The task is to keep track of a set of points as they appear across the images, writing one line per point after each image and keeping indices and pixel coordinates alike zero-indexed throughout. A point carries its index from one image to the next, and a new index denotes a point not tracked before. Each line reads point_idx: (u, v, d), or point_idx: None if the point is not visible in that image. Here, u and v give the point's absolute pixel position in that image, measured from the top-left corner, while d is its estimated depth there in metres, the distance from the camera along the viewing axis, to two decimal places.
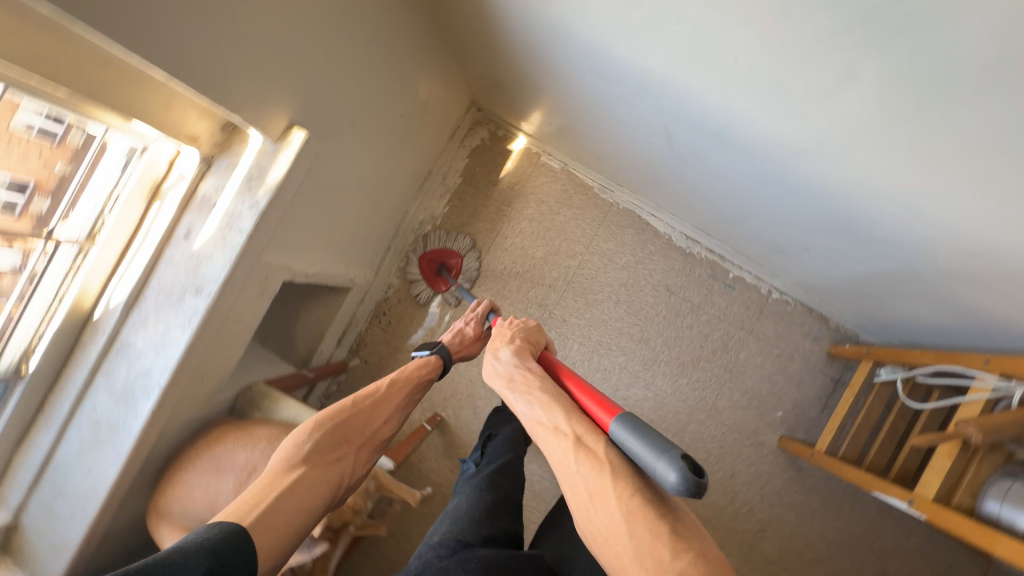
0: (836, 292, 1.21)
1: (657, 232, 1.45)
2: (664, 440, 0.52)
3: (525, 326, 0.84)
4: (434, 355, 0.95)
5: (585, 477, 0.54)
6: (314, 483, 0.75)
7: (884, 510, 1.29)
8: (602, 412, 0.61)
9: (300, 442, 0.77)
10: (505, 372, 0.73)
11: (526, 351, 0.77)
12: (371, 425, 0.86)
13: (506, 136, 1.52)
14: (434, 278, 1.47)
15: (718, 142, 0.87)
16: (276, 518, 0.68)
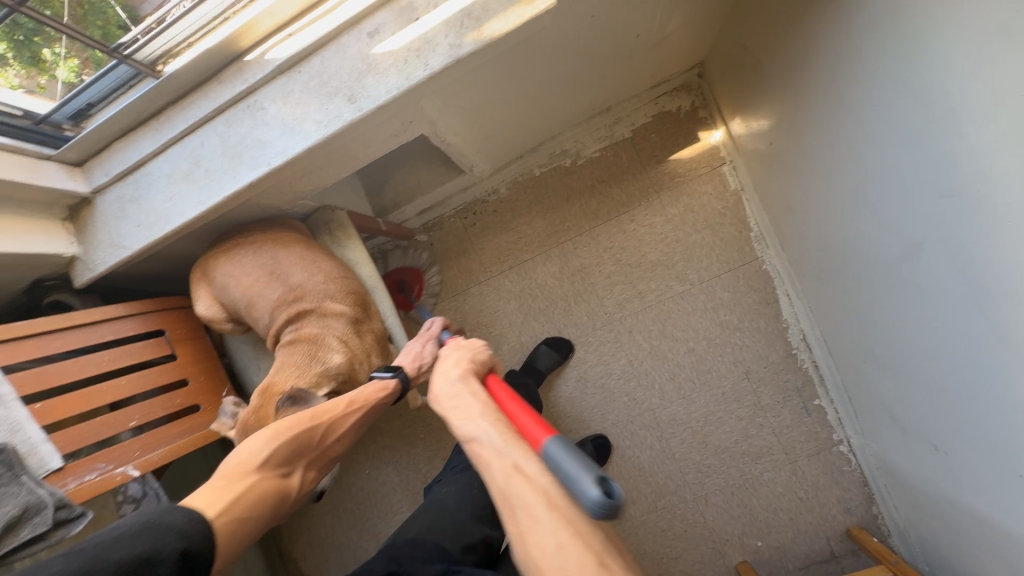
0: (915, 495, 1.07)
1: (779, 314, 1.28)
2: (581, 454, 0.50)
3: (472, 346, 0.79)
4: (395, 379, 0.81)
5: (518, 500, 0.51)
6: (267, 492, 0.65)
7: None
8: (533, 425, 0.58)
9: (256, 448, 0.67)
10: (448, 398, 0.67)
11: (472, 373, 0.72)
12: (329, 438, 0.75)
13: (705, 120, 1.29)
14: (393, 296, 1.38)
15: (967, 299, 0.68)
16: (239, 521, 0.60)
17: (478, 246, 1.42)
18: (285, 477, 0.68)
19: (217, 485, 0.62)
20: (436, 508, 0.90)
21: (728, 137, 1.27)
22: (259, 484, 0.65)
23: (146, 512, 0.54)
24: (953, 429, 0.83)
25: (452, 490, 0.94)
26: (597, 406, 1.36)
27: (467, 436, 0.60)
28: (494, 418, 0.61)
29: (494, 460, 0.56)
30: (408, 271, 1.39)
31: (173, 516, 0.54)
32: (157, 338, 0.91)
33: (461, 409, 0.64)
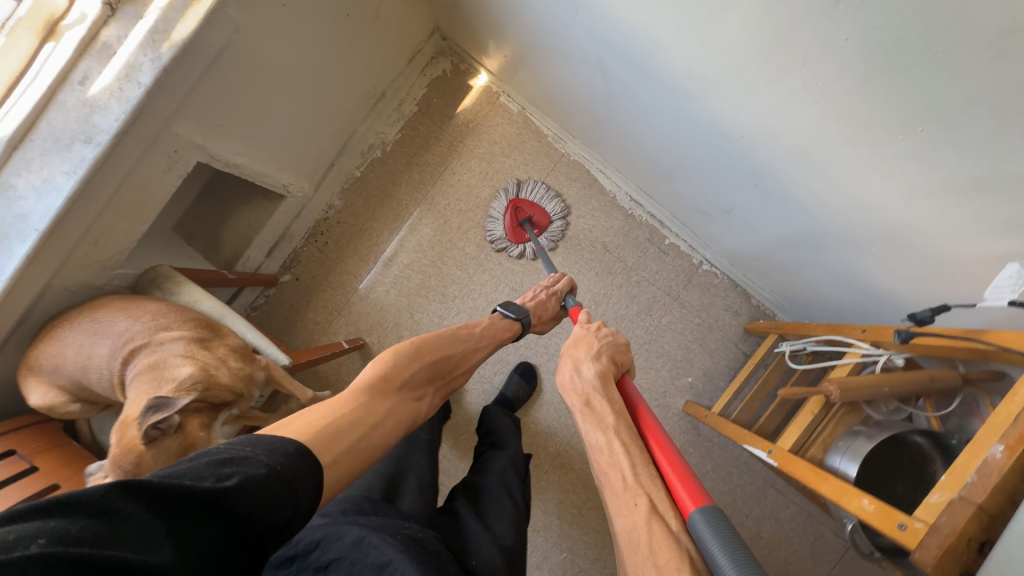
0: (756, 265, 1.25)
1: (603, 189, 1.46)
2: (756, 567, 0.48)
3: (614, 342, 0.86)
4: (519, 321, 1.01)
5: (642, 549, 0.54)
6: (402, 412, 0.75)
7: (768, 480, 1.39)
8: (676, 478, 0.59)
9: (400, 367, 0.78)
10: (582, 391, 0.76)
11: (609, 372, 0.79)
12: (455, 368, 0.89)
13: (468, 71, 1.49)
14: (514, 229, 1.41)
15: (644, 77, 0.86)
16: (370, 444, 0.67)
17: (339, 259, 1.49)
18: (417, 399, 0.80)
19: (359, 401, 0.70)
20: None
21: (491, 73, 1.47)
22: (396, 405, 0.75)
23: (281, 447, 0.54)
24: (720, 185, 1.01)
25: (377, 453, 0.94)
26: None
27: (599, 445, 0.67)
28: (623, 440, 0.66)
29: (620, 503, 0.60)
30: (539, 210, 1.42)
31: (289, 464, 0.52)
32: (10, 457, 0.86)
33: (593, 415, 0.71)
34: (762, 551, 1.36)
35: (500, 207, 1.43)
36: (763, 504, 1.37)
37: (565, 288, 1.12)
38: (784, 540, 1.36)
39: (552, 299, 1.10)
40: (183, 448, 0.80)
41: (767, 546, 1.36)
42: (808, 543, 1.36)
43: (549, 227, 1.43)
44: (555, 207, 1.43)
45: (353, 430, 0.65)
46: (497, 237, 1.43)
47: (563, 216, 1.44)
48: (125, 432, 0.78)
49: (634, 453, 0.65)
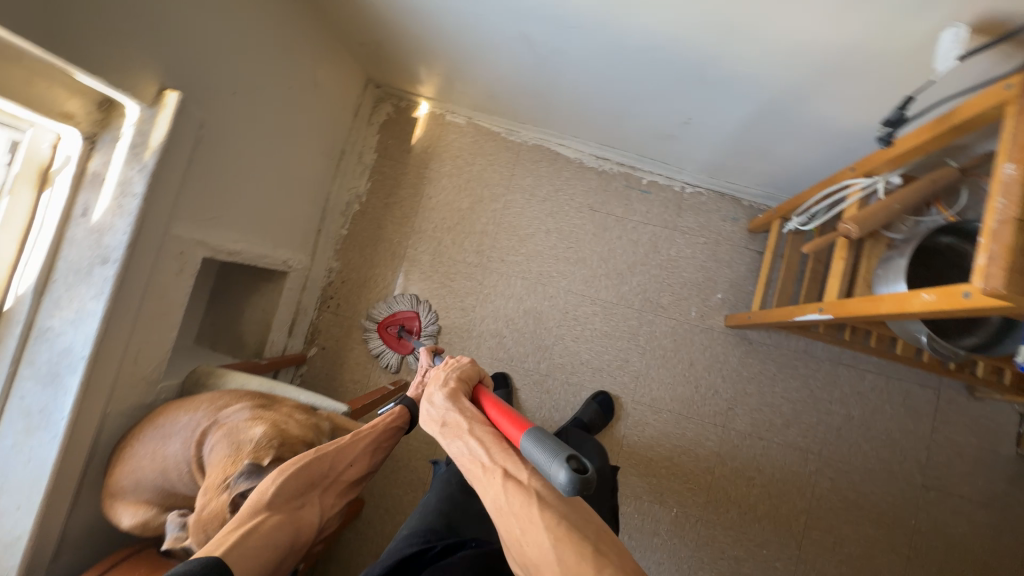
0: (732, 165, 1.31)
1: (569, 158, 1.53)
2: (559, 446, 0.57)
3: (460, 364, 0.87)
4: (401, 405, 0.97)
5: (512, 508, 0.62)
6: (279, 526, 0.74)
7: (835, 360, 1.38)
8: (512, 431, 0.67)
9: (266, 485, 0.74)
10: (438, 416, 0.76)
11: (460, 391, 0.79)
12: (339, 466, 0.83)
13: (409, 106, 1.59)
14: (398, 342, 1.48)
15: (563, 28, 0.95)
16: (253, 553, 0.69)
17: (356, 314, 1.54)
18: (299, 507, 0.77)
19: (229, 529, 0.70)
20: (419, 510, 0.97)
21: (430, 100, 1.56)
22: (269, 521, 0.73)
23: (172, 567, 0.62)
24: (672, 99, 1.08)
25: (432, 493, 1.01)
26: (536, 328, 1.47)
27: (460, 449, 0.70)
28: (477, 431, 0.71)
29: (486, 474, 0.66)
30: (402, 313, 1.49)
31: (188, 567, 0.63)
32: None
33: (451, 427, 0.73)
34: (859, 428, 1.35)
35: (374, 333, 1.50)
36: (839, 384, 1.36)
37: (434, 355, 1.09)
38: (875, 411, 1.35)
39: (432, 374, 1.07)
40: None
41: (862, 421, 1.35)
42: (899, 405, 1.35)
43: (424, 323, 1.48)
44: (406, 302, 1.50)
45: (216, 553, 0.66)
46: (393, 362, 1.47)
47: (429, 304, 1.50)
48: (208, 501, 0.77)
49: (486, 439, 0.70)
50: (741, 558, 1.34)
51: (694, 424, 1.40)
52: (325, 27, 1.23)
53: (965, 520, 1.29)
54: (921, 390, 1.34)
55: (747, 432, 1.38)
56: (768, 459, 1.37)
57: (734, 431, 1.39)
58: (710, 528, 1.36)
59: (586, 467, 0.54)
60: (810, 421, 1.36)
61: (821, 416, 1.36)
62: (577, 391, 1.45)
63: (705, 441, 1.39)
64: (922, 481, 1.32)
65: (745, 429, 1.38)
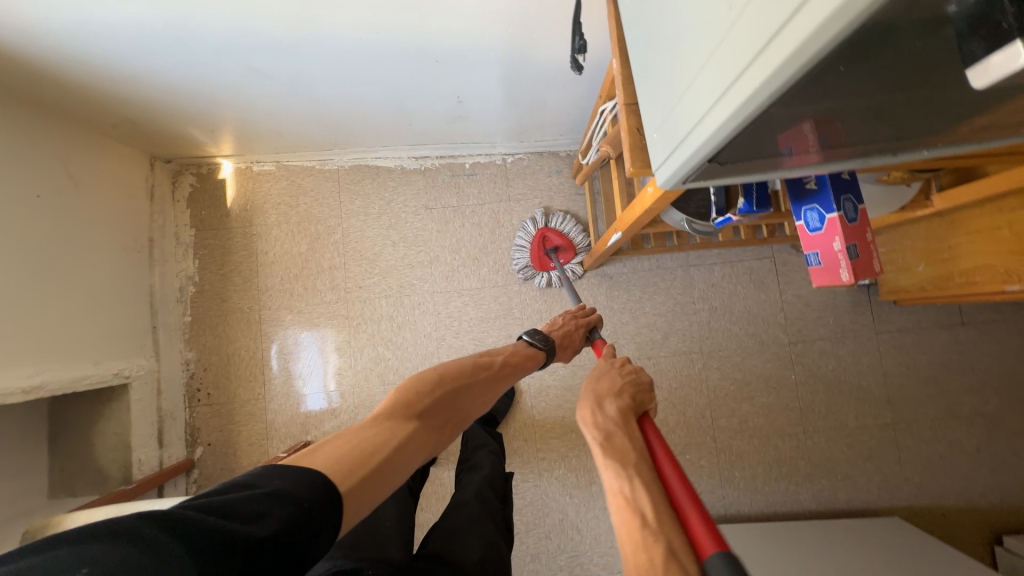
0: (528, 125, 1.37)
1: (390, 168, 1.53)
2: None
3: (638, 378, 0.77)
4: (541, 343, 1.03)
5: None
6: (423, 441, 0.75)
7: (687, 265, 1.49)
8: (694, 519, 0.49)
9: (421, 397, 0.79)
10: (603, 428, 0.65)
11: (632, 412, 0.68)
12: (473, 400, 0.87)
13: (211, 169, 1.51)
14: (542, 257, 1.44)
15: (284, 51, 0.94)
16: (383, 472, 0.66)
17: (232, 396, 1.45)
18: (435, 431, 0.79)
19: (379, 432, 0.71)
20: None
21: (230, 158, 1.49)
22: (420, 430, 0.76)
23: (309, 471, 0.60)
24: (433, 83, 1.11)
25: None
26: (416, 338, 1.46)
27: (621, 489, 0.54)
28: (650, 484, 0.55)
29: (645, 550, 0.47)
30: (564, 238, 1.44)
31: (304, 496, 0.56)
32: None
33: (619, 453, 0.60)
34: (725, 314, 1.47)
35: (528, 234, 1.45)
36: (696, 284, 1.48)
37: (594, 323, 1.13)
38: (732, 295, 1.48)
39: (576, 330, 1.11)
40: None
41: (724, 308, 1.48)
42: (749, 282, 1.48)
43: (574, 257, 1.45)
44: (579, 233, 1.46)
45: (374, 459, 0.66)
46: (526, 268, 1.45)
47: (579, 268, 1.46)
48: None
49: (655, 494, 0.53)
50: None
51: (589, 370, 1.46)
52: (57, 119, 1.13)
53: (831, 358, 1.45)
54: (761, 263, 1.49)
55: (636, 356, 1.46)
56: (662, 373, 1.45)
57: (625, 360, 1.46)
58: None
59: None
60: (683, 325, 1.47)
61: (691, 317, 1.47)
62: None
63: None
64: (788, 338, 1.46)
65: (633, 354, 1.45)
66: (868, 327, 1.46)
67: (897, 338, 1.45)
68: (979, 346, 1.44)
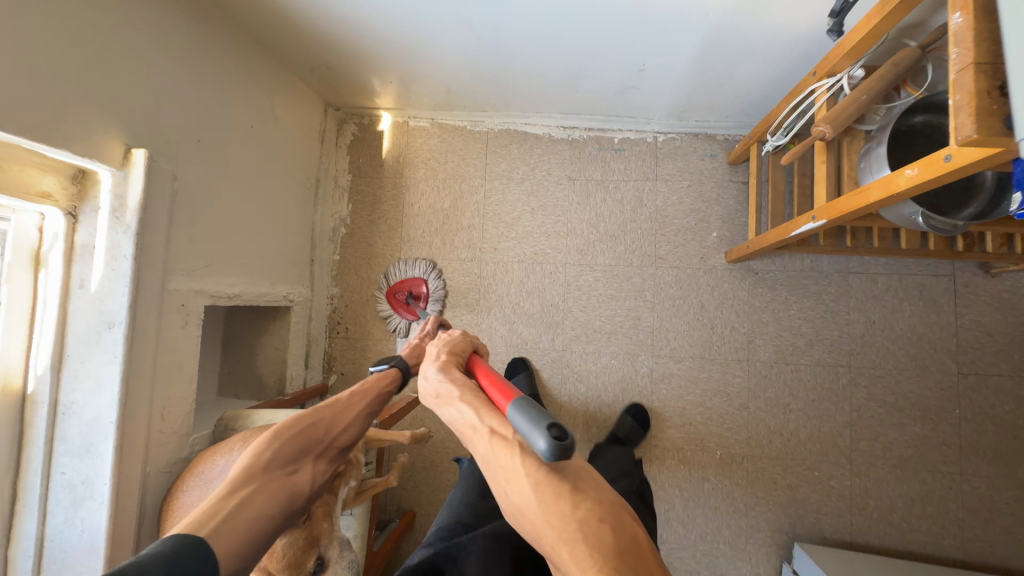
0: (698, 102, 1.30)
1: (537, 135, 1.54)
2: (541, 415, 0.53)
3: (450, 339, 0.83)
4: (394, 367, 0.90)
5: (497, 458, 0.56)
6: (272, 495, 0.65)
7: (845, 271, 1.37)
8: (502, 400, 0.63)
9: (256, 451, 0.67)
10: (433, 389, 0.70)
11: (453, 362, 0.75)
12: (333, 429, 0.77)
13: (371, 121, 1.60)
14: (403, 307, 1.51)
15: (500, 1, 0.96)
16: (244, 526, 0.59)
17: (368, 334, 1.56)
18: (291, 474, 0.69)
19: (214, 503, 0.59)
20: (449, 505, 1.01)
21: (391, 111, 1.57)
22: (264, 483, 0.65)
23: (162, 538, 0.51)
24: (625, 46, 1.08)
25: (457, 488, 1.07)
26: (542, 307, 1.48)
27: (453, 415, 0.64)
28: (463, 393, 0.66)
29: (474, 433, 0.60)
30: (410, 280, 1.51)
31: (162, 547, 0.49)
32: None
33: (445, 394, 0.68)
34: (883, 331, 1.34)
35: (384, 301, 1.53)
36: (853, 293, 1.36)
37: (437, 327, 1.04)
38: (895, 311, 1.34)
39: (428, 339, 1.00)
40: (307, 541, 0.77)
41: (884, 324, 1.34)
42: (919, 300, 1.33)
43: (431, 290, 1.51)
44: (422, 268, 1.52)
45: (213, 521, 0.56)
46: (399, 325, 1.51)
47: (443, 295, 1.51)
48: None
49: (469, 398, 0.64)
50: (794, 485, 1.33)
51: (718, 365, 1.40)
52: (270, 57, 1.24)
53: (1009, 399, 1.28)
54: (937, 281, 1.33)
55: (772, 360, 1.38)
56: (799, 382, 1.36)
57: (760, 362, 1.38)
58: (758, 463, 1.36)
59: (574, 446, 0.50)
60: (831, 335, 1.36)
61: (841, 328, 1.35)
62: (597, 358, 1.45)
63: (733, 378, 1.38)
64: (957, 368, 1.30)
65: (769, 357, 1.37)
66: None
67: None
68: None
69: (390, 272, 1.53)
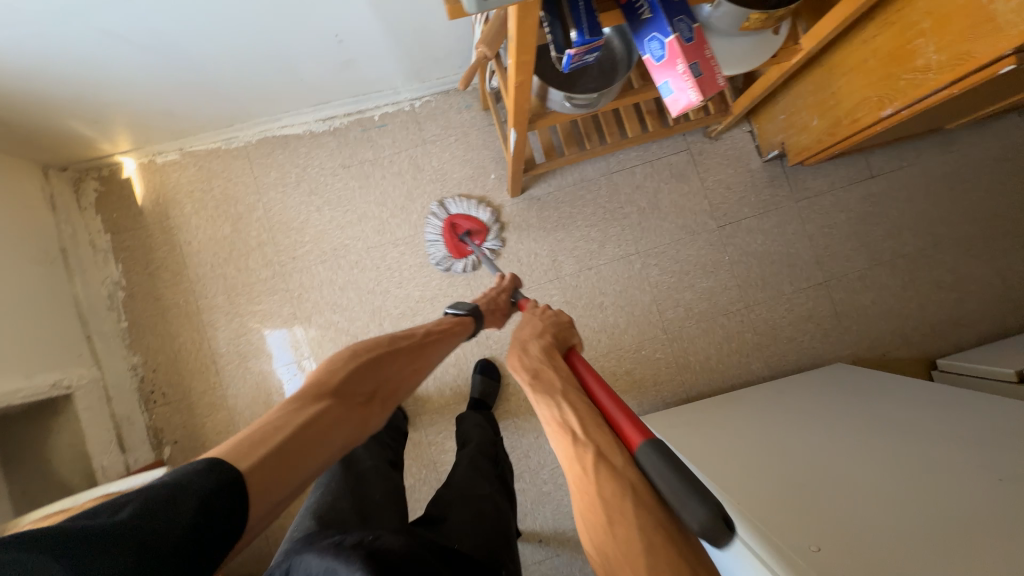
0: (422, 59, 1.35)
1: (298, 135, 1.50)
2: (694, 482, 0.55)
3: (558, 321, 0.91)
4: (467, 316, 1.02)
5: (607, 495, 0.57)
6: (340, 417, 0.69)
7: (608, 173, 1.52)
8: (627, 428, 0.63)
9: (337, 373, 0.73)
10: (531, 365, 0.77)
11: (553, 348, 0.83)
12: (408, 367, 0.83)
13: (112, 170, 1.46)
14: (457, 245, 1.45)
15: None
16: (300, 450, 0.63)
17: (188, 391, 1.44)
18: (365, 404, 0.73)
19: (283, 415, 0.65)
20: (308, 514, 0.86)
21: (130, 153, 1.44)
22: (336, 408, 0.69)
23: (201, 460, 0.57)
24: (302, 21, 1.08)
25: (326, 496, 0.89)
26: (360, 297, 1.47)
27: (555, 413, 0.67)
28: (575, 402, 0.68)
29: (581, 450, 0.61)
30: (471, 219, 1.46)
31: (208, 481, 0.56)
32: None
33: (545, 385, 0.72)
34: (653, 213, 1.52)
35: (436, 229, 1.46)
36: (621, 190, 1.52)
37: (514, 286, 1.15)
38: (657, 193, 1.52)
39: (502, 297, 1.13)
40: None
41: (652, 207, 1.52)
42: (671, 177, 1.53)
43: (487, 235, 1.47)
44: (482, 212, 1.47)
45: (270, 446, 0.61)
46: (441, 258, 1.46)
47: (499, 242, 1.49)
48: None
49: (583, 411, 0.67)
50: (629, 370, 1.47)
51: (536, 291, 1.49)
52: None
53: (759, 233, 1.52)
54: (680, 158, 1.53)
55: (578, 270, 1.50)
56: (604, 280, 1.50)
57: (568, 276, 1.50)
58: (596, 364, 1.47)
59: (729, 524, 0.54)
60: (616, 231, 1.51)
61: (621, 222, 1.51)
62: None
63: (551, 298, 1.49)
64: (716, 223, 1.52)
65: (573, 268, 1.49)
66: (789, 199, 1.52)
67: (815, 203, 1.53)
68: (889, 195, 1.53)
69: (453, 203, 1.47)
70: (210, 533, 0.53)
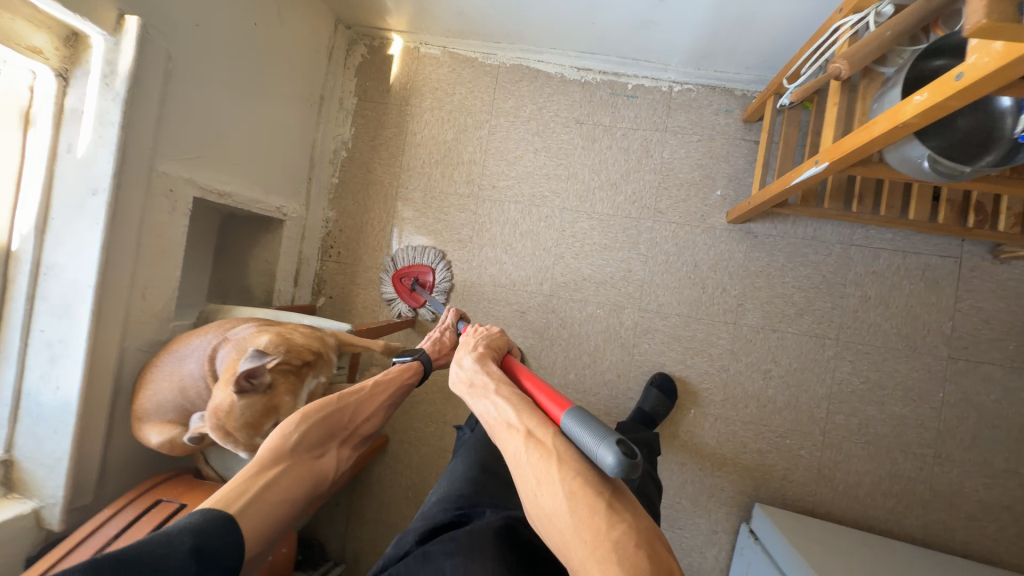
0: (719, 46, 1.24)
1: (549, 74, 1.49)
2: (604, 429, 0.54)
3: (487, 335, 0.91)
4: (416, 361, 1.01)
5: (531, 458, 0.56)
6: (302, 472, 0.75)
7: (848, 243, 1.33)
8: (552, 407, 0.64)
9: (289, 433, 0.75)
10: (467, 376, 0.76)
11: (488, 355, 0.82)
12: (357, 418, 0.88)
13: (382, 44, 1.56)
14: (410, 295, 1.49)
15: None
16: (269, 506, 0.68)
17: (358, 261, 1.56)
18: (318, 455, 0.79)
19: (249, 474, 0.68)
20: (447, 476, 0.94)
21: (403, 35, 1.53)
22: (294, 463, 0.74)
23: (189, 514, 0.60)
24: None
25: (458, 461, 0.97)
26: (534, 250, 1.47)
27: (487, 407, 0.68)
28: (504, 391, 0.68)
29: (508, 430, 0.61)
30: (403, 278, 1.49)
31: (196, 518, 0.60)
32: (160, 505, 0.92)
33: (479, 388, 0.72)
34: (877, 307, 1.31)
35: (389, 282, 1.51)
36: (852, 267, 1.32)
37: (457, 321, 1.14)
38: (894, 288, 1.30)
39: (447, 333, 1.11)
40: (268, 408, 0.80)
41: (881, 300, 1.31)
42: (919, 278, 1.29)
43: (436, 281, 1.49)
44: (432, 258, 1.49)
45: (245, 496, 0.65)
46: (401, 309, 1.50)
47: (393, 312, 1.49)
48: (234, 438, 0.78)
49: (512, 397, 0.67)
50: (763, 450, 1.33)
51: (705, 325, 1.38)
52: None
53: (998, 387, 1.25)
54: (943, 263, 1.28)
55: (760, 326, 1.36)
56: (784, 349, 1.34)
57: (746, 326, 1.36)
58: (730, 426, 1.35)
59: (638, 460, 0.51)
60: (825, 306, 1.33)
61: (835, 299, 1.32)
62: (583, 307, 1.44)
63: (717, 339, 1.37)
64: (948, 352, 1.27)
65: (757, 322, 1.35)
66: None
67: None
68: None
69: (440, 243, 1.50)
70: (211, 555, 0.57)
